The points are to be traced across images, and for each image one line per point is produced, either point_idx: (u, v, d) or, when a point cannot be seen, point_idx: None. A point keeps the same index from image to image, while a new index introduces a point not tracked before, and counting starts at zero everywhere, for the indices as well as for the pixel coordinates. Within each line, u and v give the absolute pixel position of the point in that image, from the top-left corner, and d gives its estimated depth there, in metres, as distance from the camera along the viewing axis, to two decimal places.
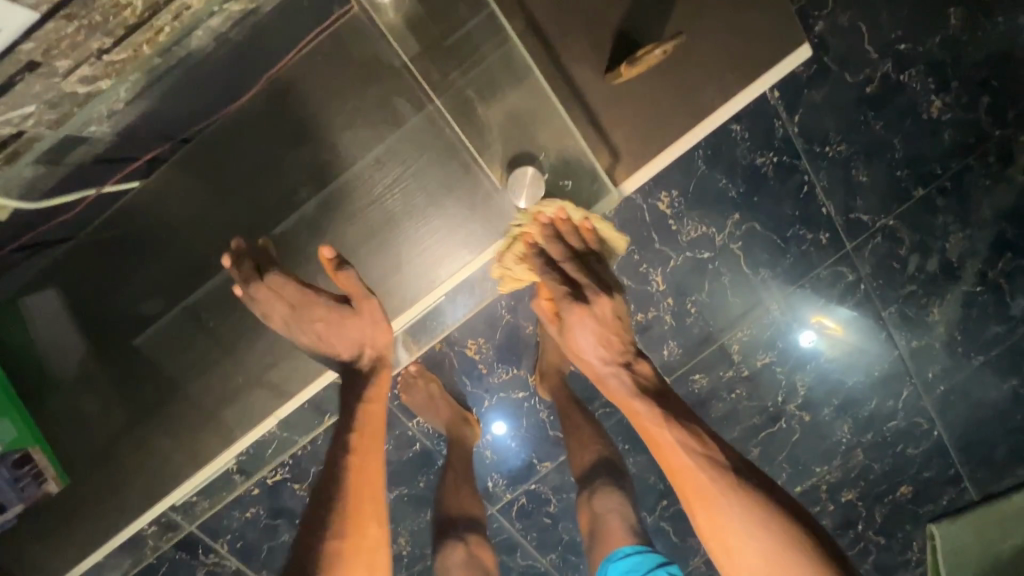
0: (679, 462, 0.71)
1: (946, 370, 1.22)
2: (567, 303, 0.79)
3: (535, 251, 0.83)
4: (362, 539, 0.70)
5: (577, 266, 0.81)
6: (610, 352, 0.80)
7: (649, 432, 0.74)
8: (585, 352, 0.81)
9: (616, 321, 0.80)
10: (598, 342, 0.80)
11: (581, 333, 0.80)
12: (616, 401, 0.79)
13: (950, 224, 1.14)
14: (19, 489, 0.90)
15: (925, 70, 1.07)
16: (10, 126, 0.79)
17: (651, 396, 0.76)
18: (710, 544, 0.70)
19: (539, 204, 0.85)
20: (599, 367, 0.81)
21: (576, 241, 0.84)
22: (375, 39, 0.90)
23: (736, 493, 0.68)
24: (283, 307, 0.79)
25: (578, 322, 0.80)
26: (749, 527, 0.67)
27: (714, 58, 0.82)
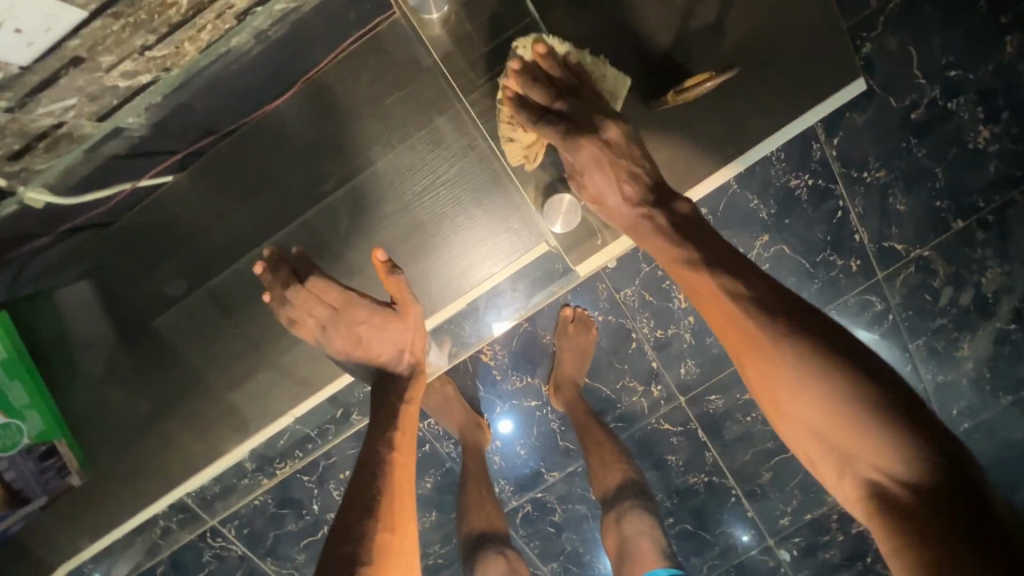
0: (716, 303, 0.65)
1: (971, 408, 1.19)
2: (571, 147, 0.76)
3: (518, 103, 0.79)
4: (396, 540, 0.65)
5: (568, 104, 0.77)
6: (632, 196, 0.75)
7: (684, 276, 0.69)
8: (606, 199, 0.78)
9: (624, 147, 0.76)
10: (614, 182, 0.76)
11: (596, 176, 0.77)
12: (649, 247, 0.74)
13: (988, 258, 1.10)
14: (43, 481, 0.92)
15: (974, 98, 1.03)
16: (50, 117, 0.78)
17: (685, 237, 0.70)
18: (758, 391, 0.65)
19: (514, 54, 0.81)
20: (628, 213, 0.76)
21: (559, 73, 0.78)
22: (412, 41, 0.89)
23: (781, 336, 0.61)
24: (325, 309, 0.78)
25: (590, 169, 0.77)
26: (799, 373, 0.59)
27: (762, 89, 0.85)
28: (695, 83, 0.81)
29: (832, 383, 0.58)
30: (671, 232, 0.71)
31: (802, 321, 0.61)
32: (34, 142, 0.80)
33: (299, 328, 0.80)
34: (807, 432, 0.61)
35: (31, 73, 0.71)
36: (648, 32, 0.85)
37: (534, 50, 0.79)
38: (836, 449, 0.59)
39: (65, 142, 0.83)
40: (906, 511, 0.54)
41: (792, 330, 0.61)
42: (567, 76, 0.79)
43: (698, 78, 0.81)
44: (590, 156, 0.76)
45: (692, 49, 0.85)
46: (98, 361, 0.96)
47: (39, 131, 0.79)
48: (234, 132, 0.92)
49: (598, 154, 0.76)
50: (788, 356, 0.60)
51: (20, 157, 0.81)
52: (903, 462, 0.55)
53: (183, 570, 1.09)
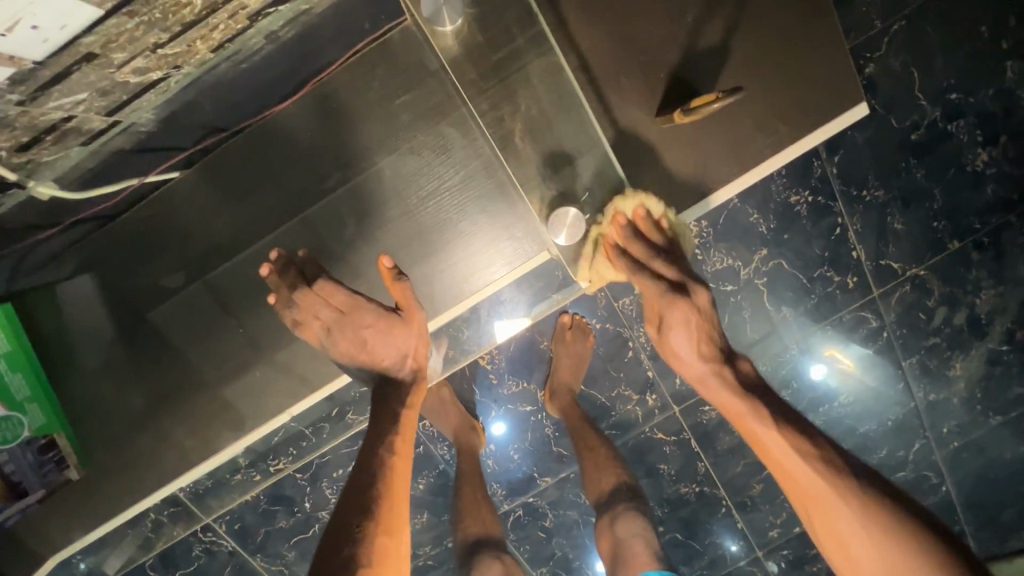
0: (789, 462, 0.68)
1: (962, 427, 1.20)
2: (668, 304, 0.79)
3: (618, 253, 0.84)
4: (392, 545, 0.66)
5: (664, 263, 0.81)
6: (708, 350, 0.78)
7: (749, 429, 0.72)
8: (681, 352, 0.80)
9: (710, 315, 0.79)
10: (697, 341, 0.78)
11: (681, 335, 0.79)
12: (715, 398, 0.77)
13: (983, 279, 1.12)
14: (41, 474, 0.92)
15: (973, 121, 1.05)
16: (60, 111, 0.79)
17: (754, 392, 0.74)
18: (825, 546, 0.66)
19: (615, 206, 0.86)
20: (698, 366, 0.79)
21: (661, 237, 0.84)
22: (422, 47, 0.90)
23: (847, 492, 0.64)
24: (331, 312, 0.79)
25: (675, 325, 0.79)
26: (867, 530, 0.62)
27: (766, 110, 0.87)
28: (701, 104, 0.82)
29: (908, 545, 0.60)
30: (738, 385, 0.75)
31: (864, 477, 0.66)
32: (42, 135, 0.81)
33: (303, 330, 0.81)
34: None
35: (44, 68, 0.72)
36: (657, 47, 0.86)
37: (640, 211, 0.85)
38: None
39: (72, 135, 0.84)
40: None
41: (855, 486, 0.65)
42: (665, 239, 0.84)
43: (704, 98, 0.82)
44: (682, 314, 0.78)
45: (699, 64, 0.86)
46: (96, 354, 0.96)
47: (48, 124, 0.80)
48: (243, 131, 0.92)
49: (690, 313, 0.78)
50: (867, 519, 0.62)
51: (27, 148, 0.82)
52: None
53: (173, 564, 1.09)
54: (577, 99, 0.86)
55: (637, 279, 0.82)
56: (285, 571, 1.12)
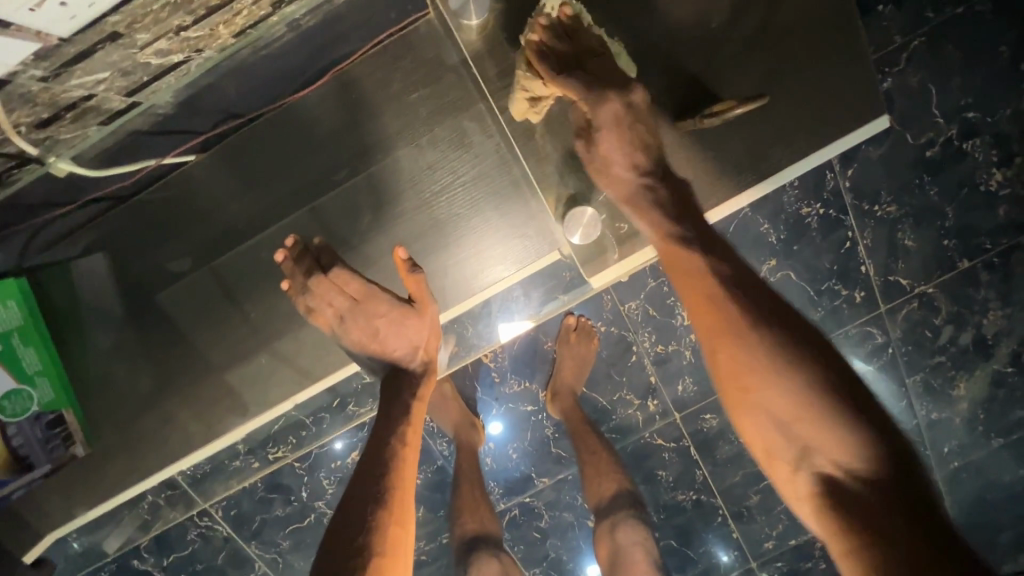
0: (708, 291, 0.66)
1: (963, 446, 1.19)
2: (598, 101, 0.75)
3: (542, 57, 0.78)
4: (402, 535, 0.67)
5: (589, 62, 0.77)
6: (640, 169, 0.76)
7: (675, 255, 0.70)
8: (613, 166, 0.77)
9: (643, 116, 0.76)
10: (627, 143, 0.76)
11: (609, 132, 0.76)
12: (646, 224, 0.74)
13: (990, 300, 1.11)
14: (48, 449, 0.90)
15: (990, 141, 1.04)
16: (81, 89, 0.79)
17: (687, 220, 0.71)
18: (722, 375, 0.66)
19: (540, 15, 0.81)
20: (629, 186, 0.76)
21: (588, 38, 0.79)
22: (442, 40, 0.91)
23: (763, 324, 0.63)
24: (345, 300, 0.79)
25: (605, 131, 0.76)
26: (769, 360, 0.61)
27: (788, 123, 0.87)
28: (724, 108, 0.84)
29: (808, 377, 0.60)
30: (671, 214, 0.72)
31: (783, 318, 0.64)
32: (62, 112, 0.81)
33: (316, 317, 0.81)
34: (773, 427, 0.62)
35: (69, 44, 0.71)
36: (677, 52, 0.86)
37: (566, 12, 0.80)
38: (797, 438, 0.60)
39: (91, 113, 0.83)
40: (857, 509, 0.57)
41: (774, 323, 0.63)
42: (589, 39, 0.79)
43: (727, 103, 0.84)
44: (617, 108, 0.75)
45: (719, 72, 0.86)
46: (107, 333, 0.97)
47: (69, 102, 0.80)
48: (260, 117, 0.92)
49: (621, 111, 0.75)
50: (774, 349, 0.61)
51: (46, 125, 0.81)
52: (862, 458, 0.57)
53: (169, 548, 1.09)
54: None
55: (562, 83, 0.78)
56: (279, 560, 1.12)
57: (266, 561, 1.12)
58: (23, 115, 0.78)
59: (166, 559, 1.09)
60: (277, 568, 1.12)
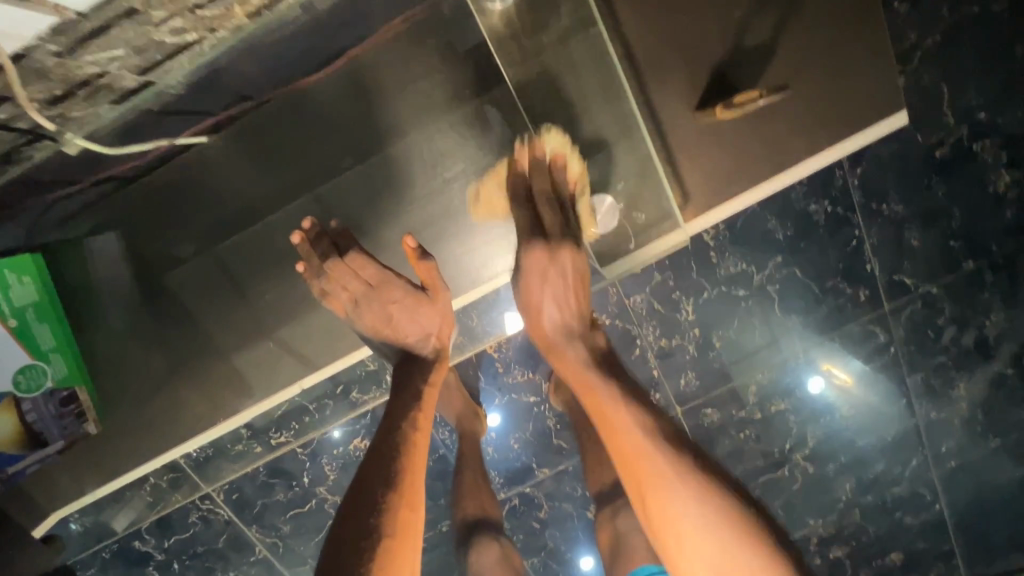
0: (633, 441, 0.68)
1: (961, 447, 1.20)
2: (528, 242, 0.81)
3: (516, 177, 0.87)
4: (413, 518, 0.66)
5: (550, 209, 0.83)
6: (566, 316, 0.81)
7: (600, 404, 0.72)
8: (543, 309, 0.81)
9: (569, 273, 0.81)
10: (556, 297, 0.81)
11: (537, 281, 0.81)
12: (567, 373, 0.78)
13: (994, 301, 1.12)
14: (62, 427, 0.91)
15: (1000, 143, 1.04)
16: (94, 66, 0.77)
17: (603, 367, 0.76)
18: (653, 528, 0.66)
19: (541, 139, 0.87)
20: (554, 335, 0.80)
21: (564, 189, 0.87)
22: (454, 24, 0.89)
23: (680, 473, 0.65)
24: (360, 284, 0.80)
25: (533, 268, 0.81)
26: (691, 508, 0.63)
27: (803, 116, 0.88)
28: (745, 100, 0.83)
29: (729, 523, 0.61)
30: (591, 362, 0.76)
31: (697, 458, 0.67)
32: (75, 90, 0.79)
33: (330, 301, 0.82)
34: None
35: (86, 20, 0.71)
36: (693, 44, 0.86)
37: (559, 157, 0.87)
38: None
39: (104, 91, 0.82)
40: None
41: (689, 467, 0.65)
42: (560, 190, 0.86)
43: (748, 94, 0.83)
44: (533, 255, 0.80)
45: (732, 66, 0.86)
46: (116, 315, 0.97)
47: (81, 79, 0.78)
48: (272, 101, 0.92)
49: (542, 260, 0.80)
50: (700, 496, 0.63)
51: (58, 102, 0.79)
52: None
53: (170, 530, 1.09)
54: (624, 85, 0.87)
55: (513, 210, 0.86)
56: (279, 544, 1.12)
57: (266, 545, 1.12)
58: (35, 91, 0.76)
59: (166, 541, 1.10)
60: (278, 552, 1.13)
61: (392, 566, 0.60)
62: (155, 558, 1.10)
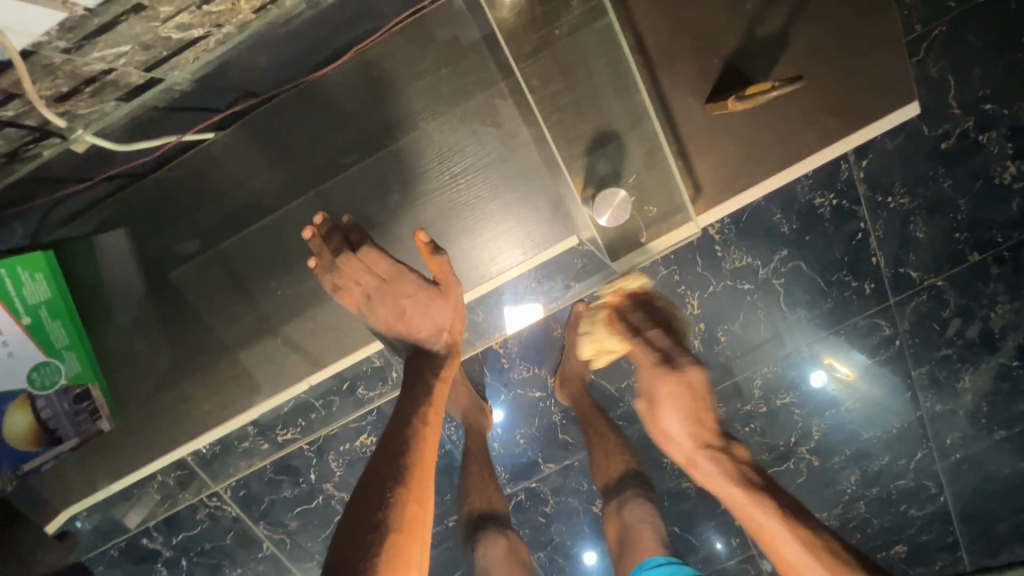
0: (798, 557, 0.69)
1: (965, 439, 1.21)
2: (655, 372, 0.82)
3: (620, 320, 0.92)
4: (421, 513, 0.65)
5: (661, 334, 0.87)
6: (703, 433, 0.81)
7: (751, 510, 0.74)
8: (678, 434, 0.81)
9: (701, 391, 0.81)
10: (685, 419, 0.81)
11: (670, 407, 0.81)
12: (715, 487, 0.78)
13: (999, 293, 1.12)
14: (76, 423, 0.92)
15: (1006, 134, 1.04)
16: (102, 63, 0.77)
17: (753, 482, 0.76)
18: None
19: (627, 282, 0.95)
20: (692, 451, 0.80)
21: (662, 314, 0.92)
22: (459, 17, 0.89)
23: None
24: (373, 279, 0.80)
25: (666, 398, 0.82)
26: None
27: (814, 106, 0.88)
28: (756, 91, 0.81)
29: None
30: (739, 477, 0.77)
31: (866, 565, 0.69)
32: (83, 86, 0.79)
33: (342, 296, 0.82)
34: None
35: (95, 16, 0.70)
36: (700, 39, 0.87)
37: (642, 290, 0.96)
38: None
39: (111, 88, 0.81)
40: None
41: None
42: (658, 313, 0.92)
43: (761, 86, 0.82)
44: (668, 379, 0.81)
45: (735, 58, 0.87)
46: (122, 314, 0.97)
47: (89, 75, 0.78)
48: (280, 95, 0.91)
49: (675, 384, 0.81)
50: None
51: (65, 99, 0.79)
52: None
53: (178, 526, 1.09)
54: (630, 79, 0.87)
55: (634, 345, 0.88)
56: (287, 540, 1.13)
57: (274, 541, 1.13)
58: (42, 88, 0.76)
59: (174, 538, 1.10)
60: (286, 548, 1.13)
61: (397, 561, 0.60)
62: (164, 554, 1.11)
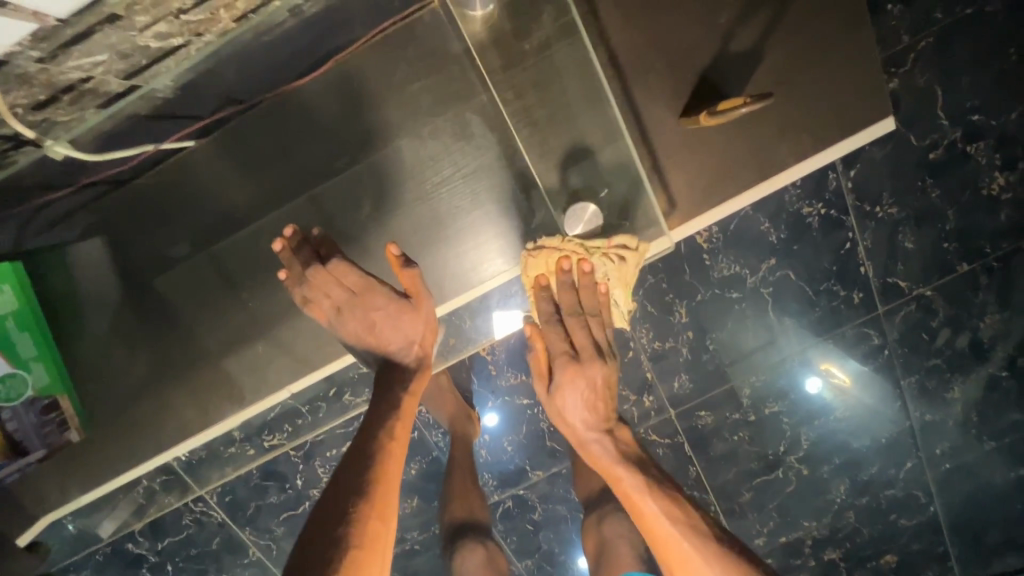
0: (661, 528, 0.73)
1: (955, 448, 1.20)
2: (562, 361, 0.83)
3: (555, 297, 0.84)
4: (384, 530, 0.65)
5: (580, 329, 0.83)
6: (596, 418, 0.83)
7: (628, 499, 0.76)
8: (572, 413, 0.83)
9: (603, 389, 0.83)
10: (585, 407, 0.83)
11: (565, 389, 0.83)
12: (596, 463, 0.81)
13: (989, 303, 1.11)
14: (43, 435, 0.91)
15: (994, 145, 1.04)
16: (79, 71, 0.78)
17: (631, 461, 0.80)
18: None
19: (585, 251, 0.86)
20: (583, 431, 0.83)
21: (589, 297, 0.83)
22: (440, 26, 0.89)
23: (709, 554, 0.70)
24: (343, 292, 0.79)
25: (568, 384, 0.83)
26: None
27: (793, 121, 0.88)
28: (727, 107, 0.81)
29: None
30: (618, 455, 0.80)
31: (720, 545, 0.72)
32: (60, 95, 0.80)
33: (312, 308, 0.81)
34: None
35: (67, 26, 0.72)
36: (683, 51, 0.87)
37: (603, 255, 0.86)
38: None
39: (89, 95, 0.82)
40: None
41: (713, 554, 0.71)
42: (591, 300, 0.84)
43: (732, 101, 0.82)
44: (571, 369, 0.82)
45: (718, 71, 0.87)
46: (103, 320, 0.97)
47: (66, 84, 0.79)
48: (258, 103, 0.91)
49: (576, 373, 0.82)
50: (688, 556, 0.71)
51: (44, 107, 0.81)
52: None
53: (163, 532, 1.10)
54: (612, 91, 0.88)
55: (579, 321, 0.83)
56: (273, 546, 1.12)
57: (260, 547, 1.12)
58: (18, 97, 0.78)
59: (160, 543, 1.10)
60: (272, 554, 1.13)
61: None
62: (149, 559, 1.11)
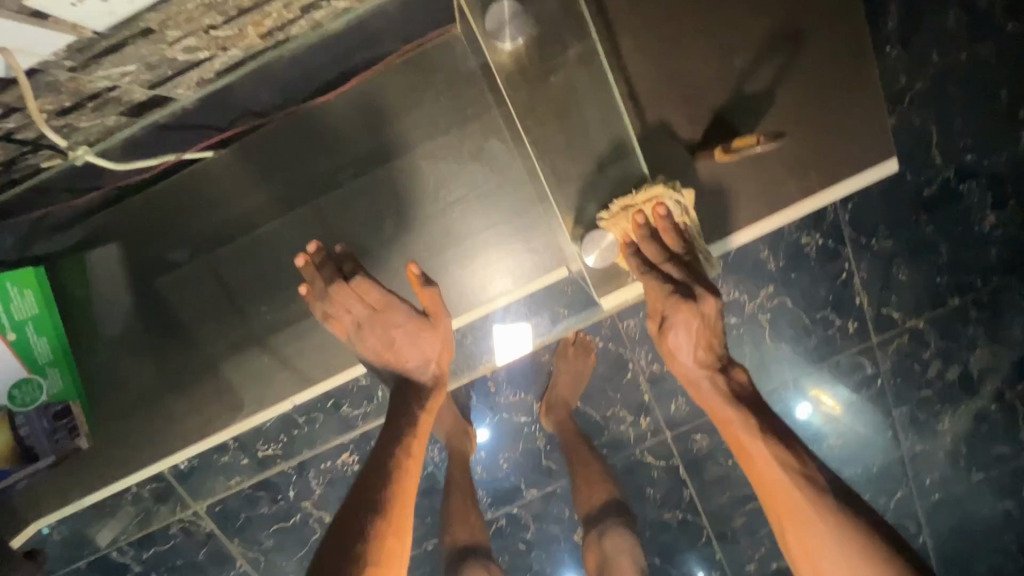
0: (770, 473, 0.73)
1: (945, 479, 1.22)
2: (670, 301, 0.79)
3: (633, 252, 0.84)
4: (398, 547, 0.65)
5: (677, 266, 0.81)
6: (708, 354, 0.81)
7: (736, 439, 0.76)
8: (681, 351, 0.82)
9: (716, 320, 0.80)
10: (697, 347, 0.80)
11: (678, 328, 0.80)
12: (704, 402, 0.81)
13: (979, 337, 1.14)
14: (54, 441, 0.90)
15: (985, 184, 1.08)
16: (106, 80, 0.78)
17: (743, 401, 0.78)
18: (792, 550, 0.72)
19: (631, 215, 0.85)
20: (693, 369, 0.81)
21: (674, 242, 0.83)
22: (458, 48, 0.91)
23: (819, 504, 0.70)
24: (363, 308, 0.80)
25: (680, 322, 0.80)
26: (826, 539, 0.68)
27: (797, 156, 0.91)
28: (741, 145, 0.84)
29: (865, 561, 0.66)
30: (729, 393, 0.79)
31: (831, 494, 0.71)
32: (85, 102, 0.80)
33: (332, 323, 0.82)
34: None
35: (103, 38, 0.72)
36: (692, 83, 0.90)
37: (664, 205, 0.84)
38: None
39: (112, 103, 0.83)
40: None
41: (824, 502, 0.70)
42: (677, 244, 0.83)
43: (746, 140, 0.85)
44: (686, 316, 0.79)
45: (725, 104, 0.90)
46: (109, 324, 0.97)
47: (92, 92, 0.79)
48: (276, 117, 0.92)
49: (692, 314, 0.79)
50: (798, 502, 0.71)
51: (67, 113, 0.80)
52: None
53: (150, 541, 1.07)
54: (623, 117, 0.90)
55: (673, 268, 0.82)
56: (261, 559, 1.10)
57: (248, 559, 1.10)
58: (45, 103, 0.77)
59: (145, 552, 1.08)
60: (259, 567, 1.11)
61: None
62: (133, 569, 1.08)
